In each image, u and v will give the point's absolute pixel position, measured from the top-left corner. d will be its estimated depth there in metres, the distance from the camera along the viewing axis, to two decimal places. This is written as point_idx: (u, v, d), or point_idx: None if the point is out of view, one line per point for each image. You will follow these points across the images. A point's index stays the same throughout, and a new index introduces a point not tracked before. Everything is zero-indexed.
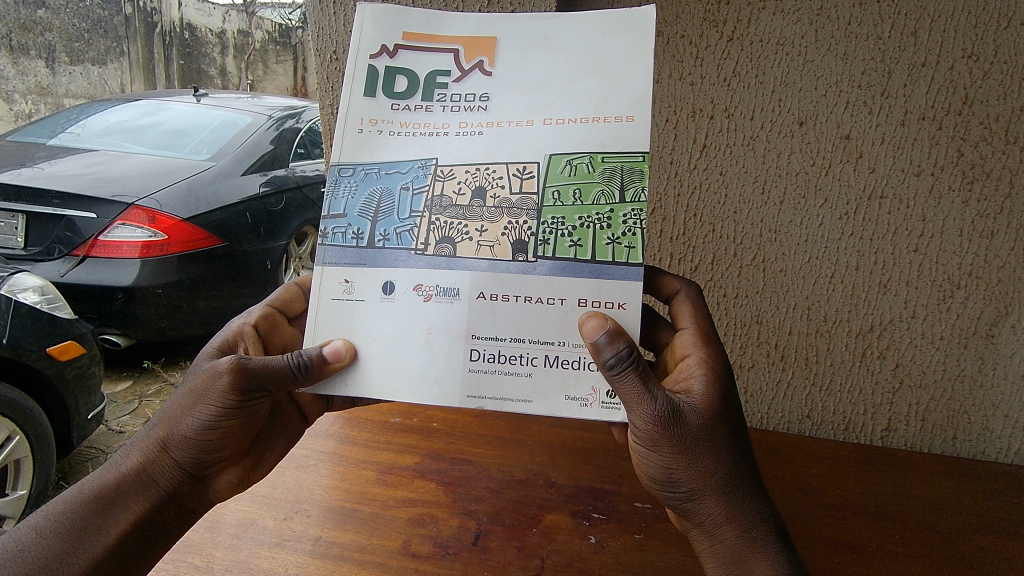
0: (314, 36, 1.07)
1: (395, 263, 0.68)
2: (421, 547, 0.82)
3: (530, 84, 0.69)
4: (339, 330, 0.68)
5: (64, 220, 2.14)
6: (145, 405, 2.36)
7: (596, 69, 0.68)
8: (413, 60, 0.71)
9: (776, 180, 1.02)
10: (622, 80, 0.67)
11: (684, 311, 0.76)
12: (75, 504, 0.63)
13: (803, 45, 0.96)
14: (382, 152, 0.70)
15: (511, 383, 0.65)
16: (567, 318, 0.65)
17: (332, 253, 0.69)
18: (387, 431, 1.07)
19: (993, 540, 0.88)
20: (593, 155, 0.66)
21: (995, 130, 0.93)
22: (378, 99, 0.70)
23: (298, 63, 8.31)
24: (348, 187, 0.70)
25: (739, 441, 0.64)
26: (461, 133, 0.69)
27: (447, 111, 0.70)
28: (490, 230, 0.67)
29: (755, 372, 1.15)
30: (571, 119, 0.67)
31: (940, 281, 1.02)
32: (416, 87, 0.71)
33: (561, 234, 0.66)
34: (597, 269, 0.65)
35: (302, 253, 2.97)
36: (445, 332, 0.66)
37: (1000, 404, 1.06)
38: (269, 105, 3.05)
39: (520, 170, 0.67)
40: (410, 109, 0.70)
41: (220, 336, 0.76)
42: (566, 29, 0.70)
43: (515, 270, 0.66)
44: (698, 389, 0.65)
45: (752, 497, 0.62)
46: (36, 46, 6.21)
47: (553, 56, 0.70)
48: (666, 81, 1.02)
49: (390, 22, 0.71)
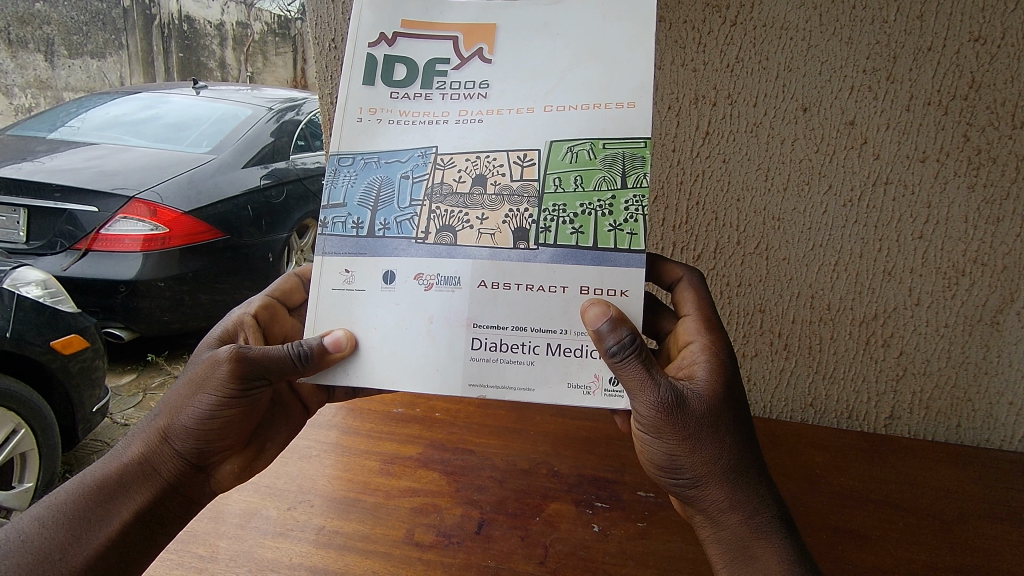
0: (312, 24, 1.06)
1: (395, 253, 0.67)
2: (424, 536, 0.82)
3: (529, 71, 0.68)
4: (339, 320, 0.67)
5: (65, 215, 2.15)
6: (150, 397, 2.37)
7: (597, 57, 0.67)
8: (413, 49, 0.70)
9: (780, 166, 1.01)
10: (623, 67, 0.66)
11: (687, 298, 0.76)
12: (78, 494, 0.63)
13: (807, 29, 0.94)
14: (382, 140, 0.69)
15: (513, 371, 0.65)
16: (568, 305, 0.65)
17: (331, 243, 0.69)
18: (390, 421, 1.07)
19: (996, 527, 0.88)
20: (594, 142, 0.65)
21: (1001, 114, 0.92)
22: (377, 88, 0.70)
23: (297, 57, 7.94)
24: (348, 176, 0.69)
25: (743, 428, 0.63)
26: (462, 122, 0.68)
27: (446, 99, 0.69)
28: (491, 218, 0.67)
29: (758, 361, 1.15)
30: (571, 106, 0.67)
31: (945, 268, 1.01)
32: (415, 75, 0.70)
33: (562, 221, 0.66)
34: (598, 256, 0.65)
35: (304, 246, 2.96)
36: (446, 321, 0.66)
37: (1005, 392, 1.06)
38: (268, 97, 3.04)
39: (521, 158, 0.67)
40: (409, 98, 0.70)
41: (220, 326, 0.76)
42: (566, 16, 0.69)
43: (517, 258, 0.65)
44: (701, 375, 0.65)
45: (756, 484, 0.62)
46: (35, 40, 6.32)
47: (553, 43, 0.69)
48: (668, 67, 1.01)
49: (389, 10, 0.70)
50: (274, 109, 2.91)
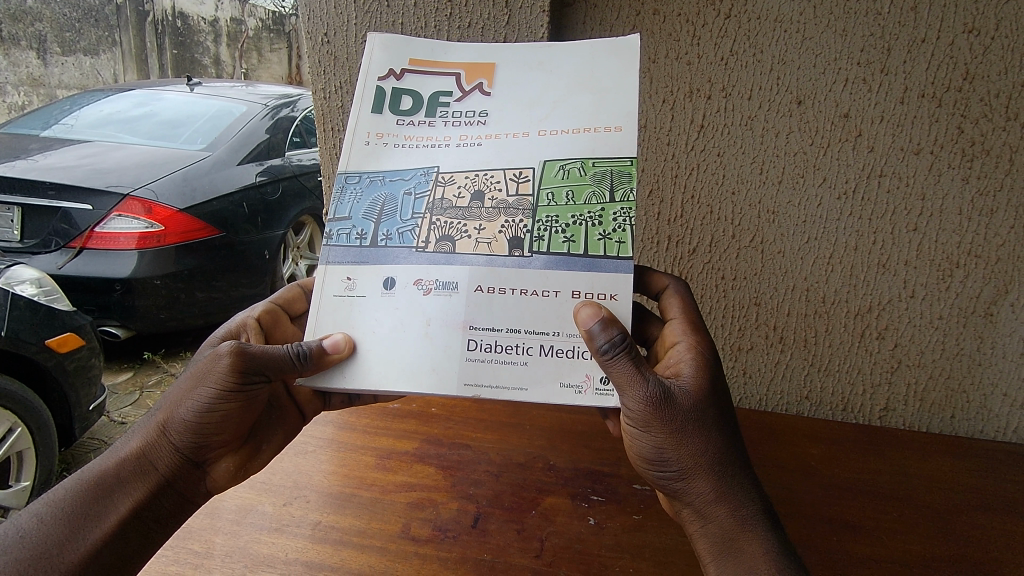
0: (305, 19, 1.05)
1: (396, 260, 0.68)
2: (421, 530, 0.82)
3: (526, 101, 0.71)
4: (339, 324, 0.67)
5: (60, 212, 2.13)
6: (146, 395, 2.37)
7: (589, 86, 0.70)
8: (418, 82, 0.73)
9: (775, 159, 1.01)
10: (611, 95, 0.69)
11: (672, 303, 0.76)
12: (77, 489, 0.63)
13: (802, 21, 0.94)
14: (387, 162, 0.71)
15: (507, 372, 0.64)
16: (562, 309, 0.65)
17: (335, 253, 0.69)
18: (386, 416, 1.07)
19: (991, 517, 0.88)
20: (585, 160, 0.67)
21: (995, 106, 0.92)
22: (384, 115, 0.72)
23: (293, 52, 7.86)
24: (354, 193, 0.70)
25: (727, 423, 0.64)
26: (461, 145, 0.70)
27: (448, 125, 0.71)
28: (488, 228, 0.68)
29: (754, 354, 1.14)
30: (564, 130, 0.69)
31: (940, 260, 1.01)
32: (420, 104, 0.72)
33: (555, 231, 0.67)
34: (588, 262, 0.66)
35: (300, 243, 2.96)
36: (444, 323, 0.65)
37: (999, 383, 1.06)
38: (262, 93, 3.01)
39: (517, 175, 0.68)
40: (414, 124, 0.72)
41: (223, 328, 0.76)
42: (561, 54, 0.72)
43: (512, 264, 0.66)
44: (687, 372, 0.65)
45: (740, 478, 0.62)
46: (26, 37, 6.26)
47: (549, 76, 0.72)
48: (662, 60, 1.00)
49: (398, 48, 0.74)
50: (269, 105, 2.88)
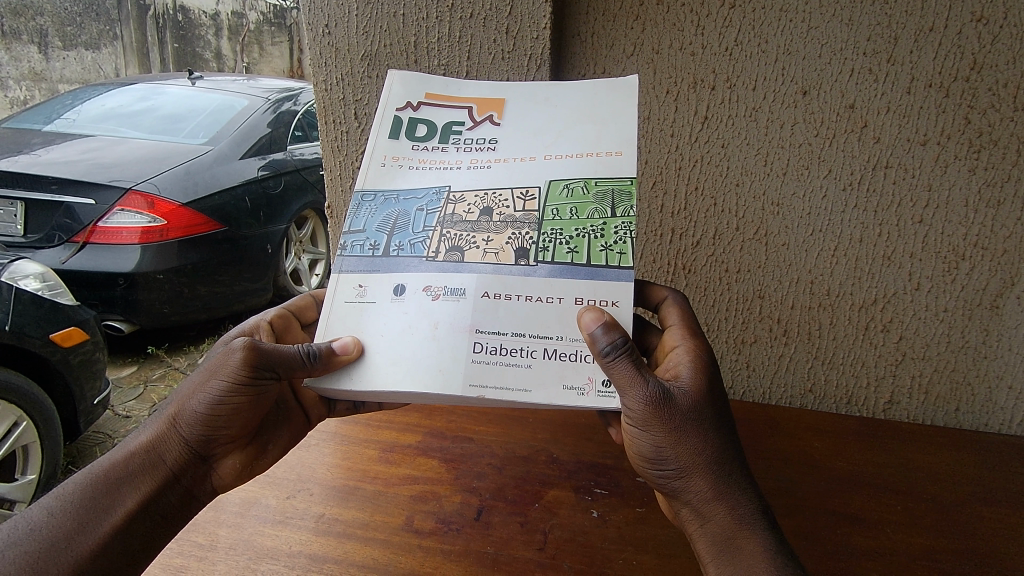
0: (306, 11, 1.04)
1: (407, 269, 0.68)
2: (424, 523, 0.82)
3: (533, 128, 0.73)
4: (349, 329, 0.67)
5: (64, 206, 2.14)
6: (151, 390, 2.38)
7: (591, 118, 0.72)
8: (434, 113, 0.75)
9: (779, 151, 1.01)
10: (612, 123, 0.70)
11: (672, 312, 0.76)
12: (87, 483, 0.64)
13: (807, 10, 0.93)
14: (401, 181, 0.72)
15: (511, 374, 0.63)
16: (565, 315, 0.65)
17: (348, 262, 0.70)
18: (388, 410, 1.06)
19: (992, 510, 0.88)
20: (588, 180, 0.68)
21: (1003, 96, 0.91)
22: (400, 140, 0.74)
23: (295, 46, 7.72)
24: (368, 209, 0.71)
25: (729, 427, 0.64)
26: (472, 168, 0.71)
27: (460, 151, 0.73)
28: (495, 239, 0.68)
29: (757, 347, 1.14)
30: (570, 154, 0.70)
31: (945, 252, 1.00)
32: (435, 132, 0.75)
33: (559, 243, 0.67)
34: (590, 271, 0.66)
35: (302, 237, 2.95)
36: (451, 326, 0.65)
37: (1005, 375, 1.05)
38: (264, 87, 3.00)
39: (523, 194, 0.69)
40: (428, 149, 0.74)
41: (237, 329, 0.76)
42: (564, 92, 0.74)
43: (518, 272, 0.66)
44: (687, 373, 0.65)
45: (740, 478, 0.62)
46: (27, 31, 6.36)
47: (553, 110, 0.74)
48: (666, 51, 0.99)
49: (415, 84, 0.77)
50: (270, 99, 2.87)
